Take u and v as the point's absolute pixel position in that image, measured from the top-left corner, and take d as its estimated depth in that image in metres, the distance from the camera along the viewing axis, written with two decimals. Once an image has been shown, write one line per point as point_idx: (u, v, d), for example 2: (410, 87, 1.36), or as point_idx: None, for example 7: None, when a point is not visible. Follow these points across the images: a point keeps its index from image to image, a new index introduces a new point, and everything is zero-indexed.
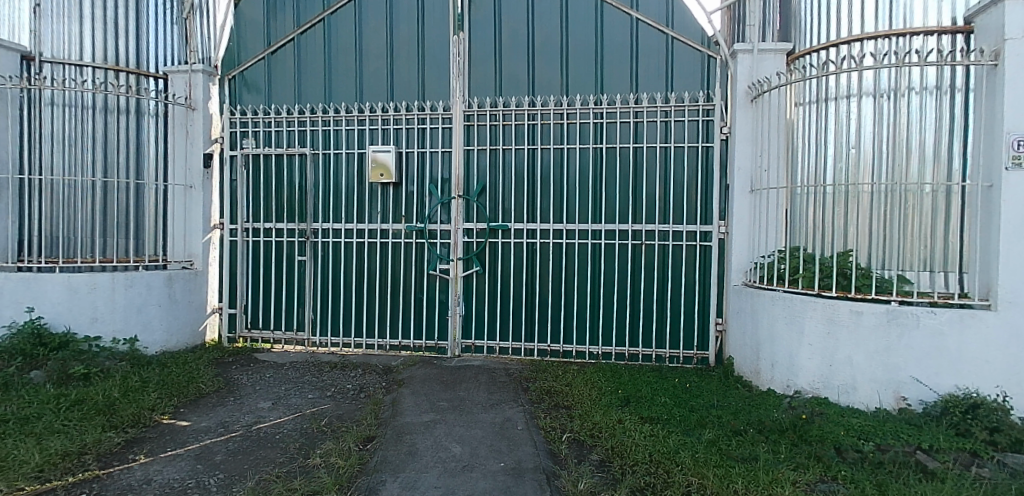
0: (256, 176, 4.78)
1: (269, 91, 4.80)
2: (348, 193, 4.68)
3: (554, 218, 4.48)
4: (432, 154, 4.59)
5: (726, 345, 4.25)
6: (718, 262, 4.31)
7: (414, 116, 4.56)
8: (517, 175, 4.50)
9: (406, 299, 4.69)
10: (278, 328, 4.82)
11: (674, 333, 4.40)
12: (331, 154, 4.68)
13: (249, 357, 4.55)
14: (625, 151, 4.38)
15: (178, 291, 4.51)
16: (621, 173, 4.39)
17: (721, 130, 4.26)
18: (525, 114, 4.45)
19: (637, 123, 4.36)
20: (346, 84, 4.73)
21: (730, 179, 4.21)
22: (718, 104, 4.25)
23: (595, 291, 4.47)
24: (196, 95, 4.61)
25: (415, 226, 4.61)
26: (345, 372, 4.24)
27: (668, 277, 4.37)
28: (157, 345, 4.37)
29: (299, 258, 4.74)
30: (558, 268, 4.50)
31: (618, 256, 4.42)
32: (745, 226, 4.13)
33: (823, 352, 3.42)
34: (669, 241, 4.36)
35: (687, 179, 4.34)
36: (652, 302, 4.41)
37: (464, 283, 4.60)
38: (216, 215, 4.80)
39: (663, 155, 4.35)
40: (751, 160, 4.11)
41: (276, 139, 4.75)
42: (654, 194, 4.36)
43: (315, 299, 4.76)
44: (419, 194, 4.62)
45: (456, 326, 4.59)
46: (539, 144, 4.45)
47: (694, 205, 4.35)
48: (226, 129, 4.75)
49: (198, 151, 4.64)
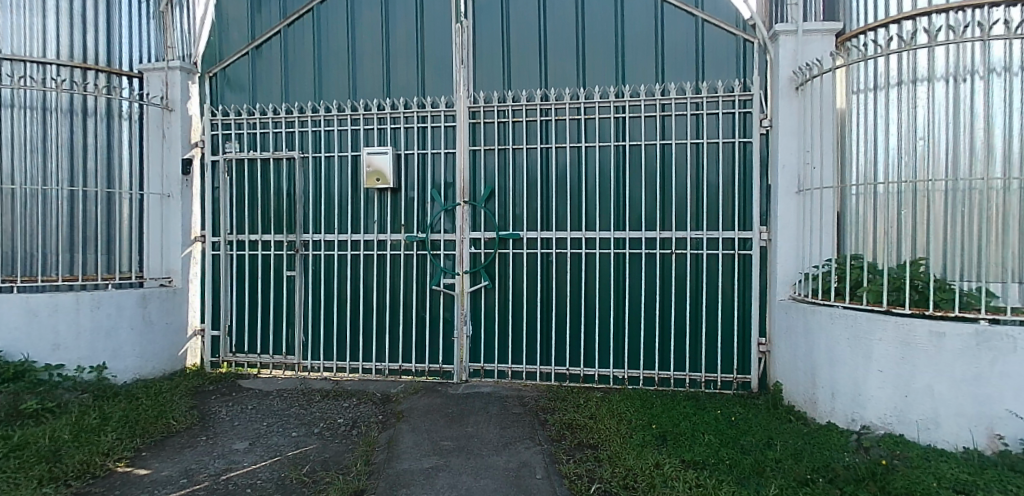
0: (240, 184, 4.34)
1: (255, 90, 4.37)
2: (341, 200, 4.22)
3: (571, 226, 3.97)
4: (434, 156, 4.12)
5: (771, 369, 3.71)
6: (760, 273, 3.79)
7: (413, 113, 4.10)
8: (529, 178, 4.02)
9: (406, 318, 4.20)
10: (266, 351, 4.34)
11: (710, 355, 3.86)
12: (322, 157, 4.23)
13: (232, 385, 4.07)
14: (650, 149, 3.89)
15: (152, 312, 4.05)
16: (646, 174, 3.90)
17: (760, 124, 3.75)
18: (537, 109, 3.97)
19: (664, 116, 3.86)
20: (338, 81, 4.29)
21: (772, 178, 3.71)
22: (756, 93, 3.76)
23: (619, 308, 3.96)
24: (173, 94, 4.21)
25: (415, 236, 4.13)
26: (338, 402, 3.75)
27: (703, 292, 3.85)
28: (127, 373, 3.91)
29: (288, 273, 4.27)
30: (576, 282, 3.99)
31: (646, 268, 3.90)
32: (791, 230, 3.62)
33: (896, 381, 2.86)
34: (702, 250, 3.83)
35: (722, 179, 3.83)
36: (685, 320, 3.88)
37: (472, 299, 4.10)
38: (197, 227, 4.36)
39: (694, 152, 3.84)
40: (797, 158, 3.61)
41: (262, 141, 4.31)
42: (684, 197, 3.85)
43: (305, 318, 4.28)
44: (420, 200, 4.15)
45: (463, 349, 4.09)
46: (554, 143, 3.96)
47: (731, 209, 3.83)
48: (207, 132, 4.31)
49: (176, 155, 4.23)
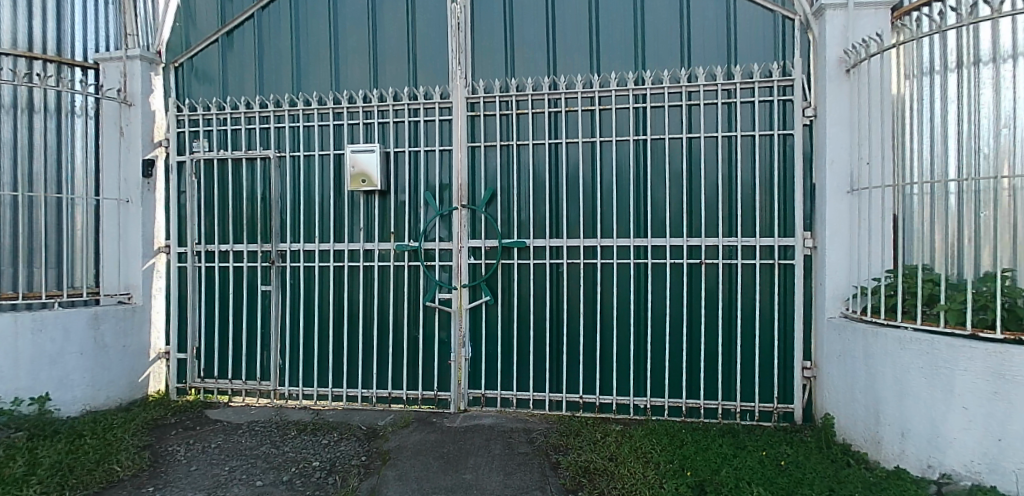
0: (210, 187, 3.86)
1: (226, 83, 3.89)
2: (323, 205, 3.73)
3: (585, 232, 3.46)
4: (427, 154, 3.62)
5: (819, 398, 3.18)
6: (804, 286, 3.26)
7: (404, 105, 3.60)
8: (536, 178, 3.51)
9: (396, 339, 3.69)
10: (238, 376, 3.83)
11: (746, 381, 3.33)
12: (300, 156, 3.74)
13: (198, 416, 3.58)
14: (675, 144, 3.38)
15: (106, 334, 3.55)
16: (671, 172, 3.38)
17: (802, 113, 3.25)
18: (544, 99, 3.47)
19: (691, 106, 3.36)
20: (319, 70, 3.80)
21: (819, 176, 3.20)
22: (797, 79, 3.25)
23: (640, 327, 3.43)
24: (132, 87, 3.76)
25: (406, 245, 3.62)
26: (317, 438, 3.24)
27: (739, 309, 3.31)
28: (76, 405, 3.41)
29: (262, 288, 3.77)
30: (590, 297, 3.47)
31: (672, 281, 3.37)
32: (843, 236, 3.09)
33: (989, 422, 2.28)
34: (736, 259, 3.30)
35: (760, 177, 3.31)
36: (718, 341, 3.36)
37: (471, 317, 3.60)
38: (162, 236, 3.88)
39: (726, 146, 3.34)
40: (849, 151, 3.09)
41: (233, 139, 3.83)
42: (715, 199, 3.34)
43: (282, 338, 3.78)
44: (413, 204, 3.65)
45: (461, 374, 3.57)
46: (564, 138, 3.46)
47: (770, 212, 3.31)
48: (172, 129, 3.84)
49: (136, 155, 3.75)
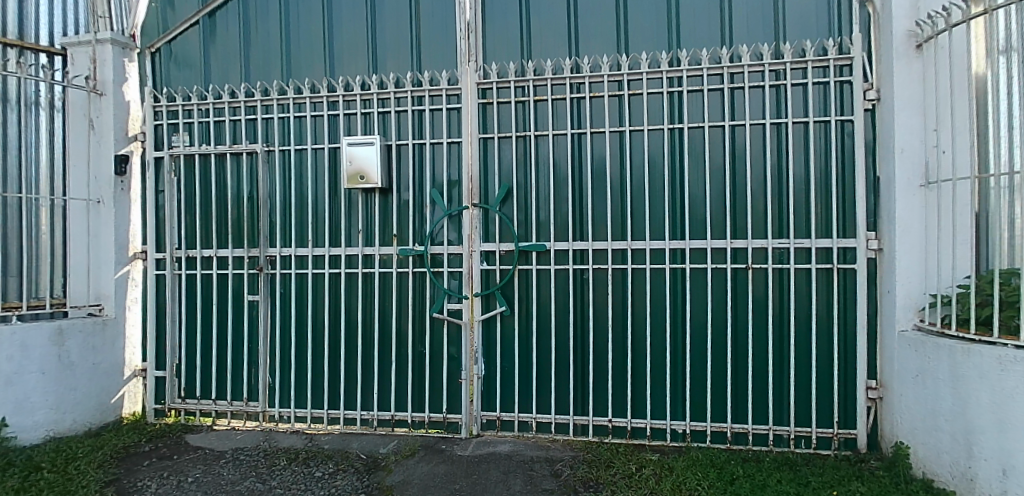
0: (192, 186, 3.47)
1: (209, 70, 3.50)
2: (316, 205, 3.33)
3: (613, 234, 3.05)
4: (434, 147, 3.22)
5: (889, 424, 2.75)
6: (867, 294, 2.85)
7: (406, 92, 3.20)
8: (556, 173, 3.11)
9: (399, 355, 3.28)
10: (223, 396, 3.43)
11: (800, 403, 2.91)
12: (291, 150, 3.34)
13: (176, 443, 3.17)
14: (715, 133, 2.98)
15: (72, 351, 3.14)
16: (711, 165, 2.97)
17: (863, 97, 2.84)
18: (566, 84, 3.07)
19: (733, 89, 2.95)
20: (311, 55, 3.39)
21: (884, 167, 2.79)
22: (857, 56, 2.84)
23: (676, 341, 3.02)
24: (103, 74, 3.37)
25: (410, 249, 3.21)
26: (310, 470, 2.82)
27: (791, 320, 2.90)
28: (38, 431, 2.99)
29: (250, 298, 3.37)
30: (619, 308, 3.06)
31: (713, 289, 2.96)
32: (915, 236, 2.68)
33: None
34: (788, 264, 2.89)
35: (814, 169, 2.90)
36: (767, 357, 2.94)
37: (484, 330, 3.19)
38: (138, 240, 3.48)
39: (774, 135, 2.93)
40: (920, 138, 2.66)
41: (216, 132, 3.43)
42: (762, 196, 2.94)
43: (272, 355, 3.38)
44: (417, 203, 3.25)
45: (473, 394, 3.16)
46: (588, 128, 3.06)
47: (826, 209, 2.89)
48: (148, 122, 3.46)
49: (108, 151, 3.36)
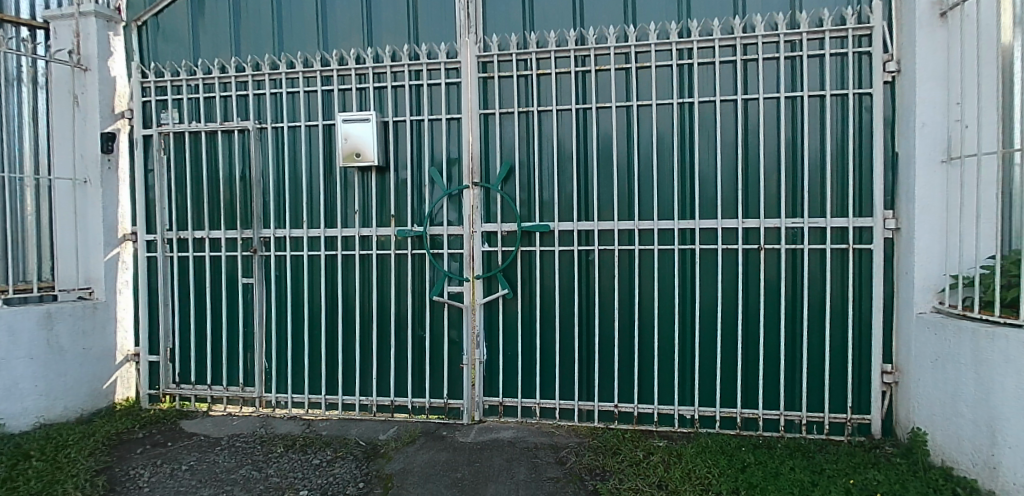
0: (182, 166, 3.35)
1: (197, 44, 3.36)
2: (311, 185, 3.21)
3: (619, 214, 2.93)
4: (433, 124, 3.09)
5: (905, 409, 2.66)
6: (884, 275, 2.74)
7: (403, 66, 3.06)
8: (560, 151, 2.98)
9: (399, 340, 3.19)
10: (219, 382, 3.35)
11: (812, 388, 2.82)
12: (284, 127, 3.21)
13: (171, 429, 3.09)
14: (726, 107, 2.85)
15: (61, 336, 3.05)
16: (722, 141, 2.85)
17: (882, 69, 2.70)
18: (570, 56, 2.93)
19: (746, 61, 2.81)
20: (304, 27, 3.25)
21: (904, 143, 2.66)
22: (877, 26, 2.70)
23: (684, 324, 2.92)
24: (87, 48, 3.23)
25: (409, 230, 3.10)
26: (307, 458, 2.74)
27: (804, 303, 2.80)
28: (28, 418, 2.91)
29: (244, 281, 3.27)
30: (626, 290, 2.95)
31: (723, 270, 2.85)
32: (935, 215, 2.56)
33: None
34: (802, 244, 2.77)
35: (830, 145, 2.77)
36: (778, 340, 2.85)
37: (486, 313, 3.09)
38: (128, 221, 3.38)
39: (788, 109, 2.80)
40: (943, 111, 2.53)
41: (206, 109, 3.30)
42: (775, 174, 2.82)
43: (268, 339, 3.29)
44: (416, 182, 3.13)
45: (475, 379, 3.07)
46: (594, 103, 2.93)
47: (842, 188, 2.78)
48: (136, 98, 3.32)
49: (93, 128, 3.24)
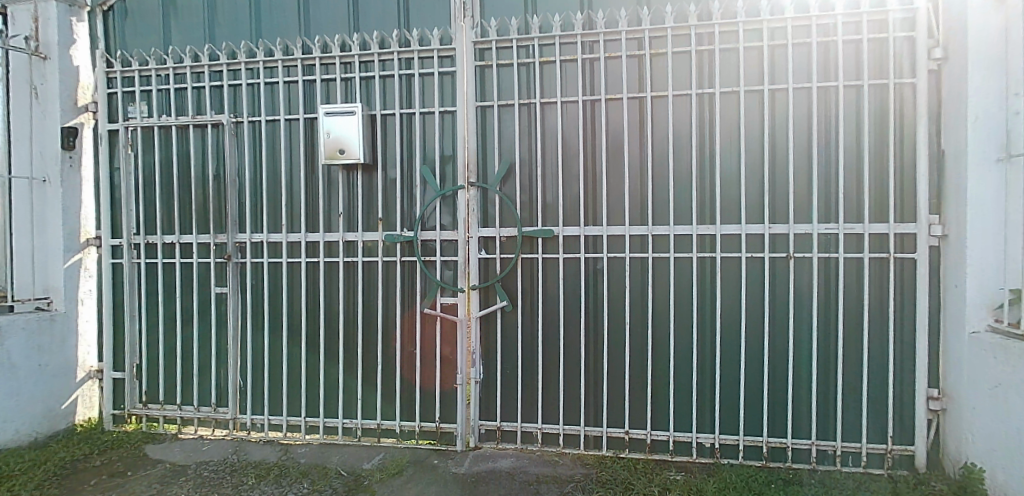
0: (151, 164, 3.07)
1: (169, 31, 3.07)
2: (291, 185, 2.92)
3: (631, 219, 2.64)
4: (425, 118, 2.80)
5: (955, 441, 2.36)
6: (929, 288, 2.44)
7: (392, 54, 2.77)
8: (565, 147, 2.69)
9: (386, 357, 2.88)
10: (189, 401, 3.05)
11: (846, 414, 2.52)
12: (261, 122, 2.92)
13: (133, 456, 2.80)
14: (751, 99, 2.54)
15: (12, 352, 2.76)
16: (747, 137, 2.55)
17: (926, 56, 2.40)
18: (577, 42, 2.64)
19: (773, 47, 2.51)
20: (284, 12, 2.96)
21: (952, 139, 2.36)
22: (922, 7, 2.40)
23: (704, 342, 2.61)
24: (47, 35, 2.95)
25: (397, 235, 2.80)
26: (280, 492, 2.45)
27: (839, 318, 2.50)
28: None
29: (217, 290, 2.97)
30: (638, 304, 2.65)
31: (747, 282, 2.55)
32: (990, 221, 2.25)
33: None
34: (837, 253, 2.47)
35: (868, 141, 2.47)
36: (810, 361, 2.54)
37: (482, 328, 2.79)
38: (91, 225, 3.09)
39: (821, 100, 2.50)
40: (1000, 101, 2.22)
41: (177, 101, 3.01)
42: (806, 174, 2.52)
43: (243, 355, 2.99)
44: (405, 182, 2.83)
45: (470, 401, 2.77)
46: (603, 94, 2.63)
47: (883, 190, 2.47)
48: (101, 90, 3.04)
49: (53, 123, 2.95)
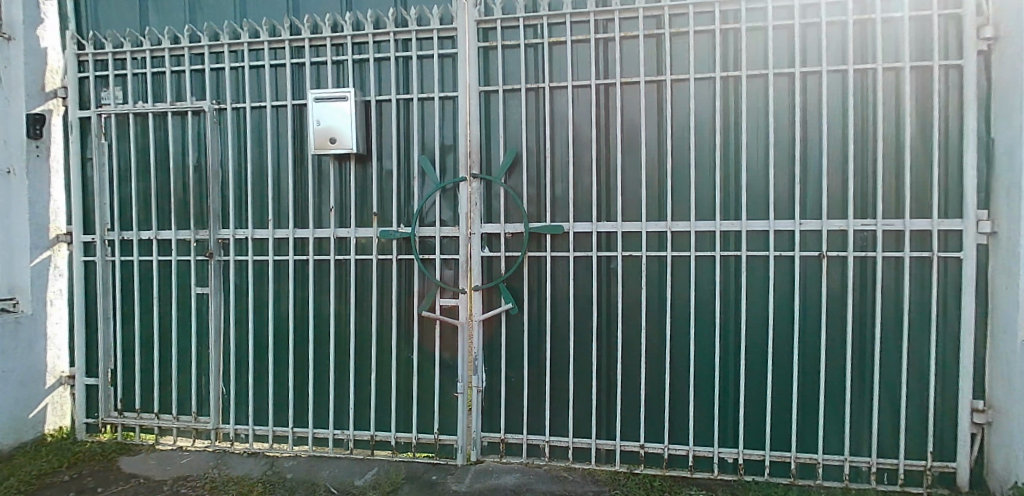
0: (127, 154, 2.84)
1: (146, 10, 2.84)
2: (278, 177, 2.70)
3: (648, 215, 2.42)
4: (423, 104, 2.57)
5: (1002, 458, 2.15)
6: (974, 291, 2.22)
7: (388, 34, 2.54)
8: (576, 136, 2.47)
9: (381, 363, 2.67)
10: (168, 410, 2.83)
11: (881, 427, 2.32)
12: (245, 108, 2.69)
13: (105, 470, 2.59)
14: (781, 83, 2.32)
15: None
16: (776, 126, 2.33)
17: (976, 35, 2.17)
18: (589, 21, 2.41)
19: (806, 26, 2.29)
20: None
21: (1004, 127, 2.13)
22: None
23: (727, 349, 2.40)
24: (11, 12, 2.69)
25: (393, 231, 2.58)
26: None
27: (875, 323, 2.29)
28: None
29: (197, 291, 2.75)
30: (656, 307, 2.44)
31: (775, 284, 2.34)
32: None
33: None
34: (874, 252, 2.26)
35: (910, 130, 2.25)
36: (842, 369, 2.33)
37: (485, 332, 2.57)
38: (62, 220, 2.87)
39: (858, 84, 2.28)
40: None
41: (155, 86, 2.79)
42: (840, 165, 2.30)
43: (226, 360, 2.77)
44: (402, 174, 2.61)
45: (472, 412, 2.56)
46: (618, 78, 2.41)
47: (925, 182, 2.25)
48: (71, 74, 2.81)
49: (18, 108, 2.70)
